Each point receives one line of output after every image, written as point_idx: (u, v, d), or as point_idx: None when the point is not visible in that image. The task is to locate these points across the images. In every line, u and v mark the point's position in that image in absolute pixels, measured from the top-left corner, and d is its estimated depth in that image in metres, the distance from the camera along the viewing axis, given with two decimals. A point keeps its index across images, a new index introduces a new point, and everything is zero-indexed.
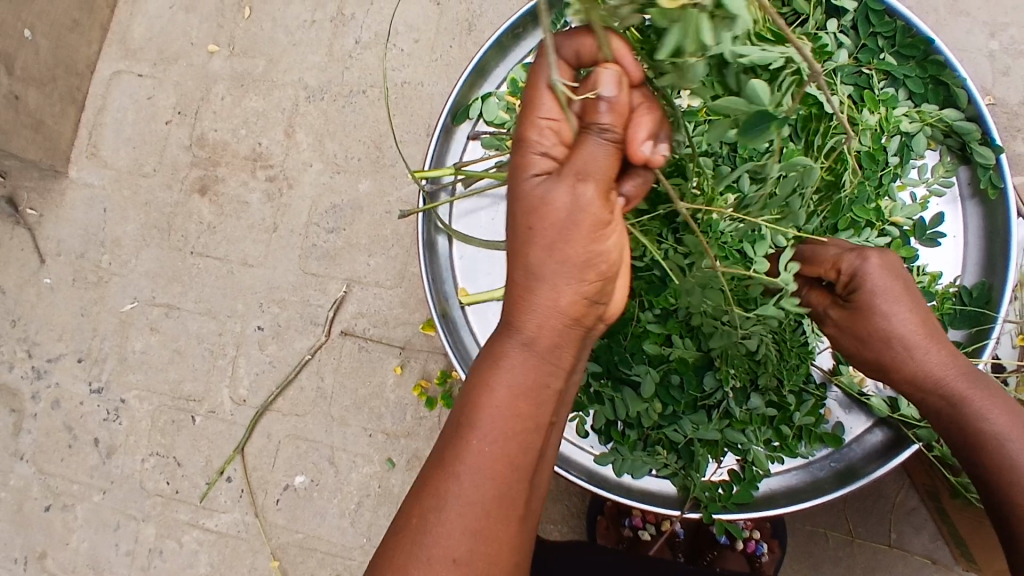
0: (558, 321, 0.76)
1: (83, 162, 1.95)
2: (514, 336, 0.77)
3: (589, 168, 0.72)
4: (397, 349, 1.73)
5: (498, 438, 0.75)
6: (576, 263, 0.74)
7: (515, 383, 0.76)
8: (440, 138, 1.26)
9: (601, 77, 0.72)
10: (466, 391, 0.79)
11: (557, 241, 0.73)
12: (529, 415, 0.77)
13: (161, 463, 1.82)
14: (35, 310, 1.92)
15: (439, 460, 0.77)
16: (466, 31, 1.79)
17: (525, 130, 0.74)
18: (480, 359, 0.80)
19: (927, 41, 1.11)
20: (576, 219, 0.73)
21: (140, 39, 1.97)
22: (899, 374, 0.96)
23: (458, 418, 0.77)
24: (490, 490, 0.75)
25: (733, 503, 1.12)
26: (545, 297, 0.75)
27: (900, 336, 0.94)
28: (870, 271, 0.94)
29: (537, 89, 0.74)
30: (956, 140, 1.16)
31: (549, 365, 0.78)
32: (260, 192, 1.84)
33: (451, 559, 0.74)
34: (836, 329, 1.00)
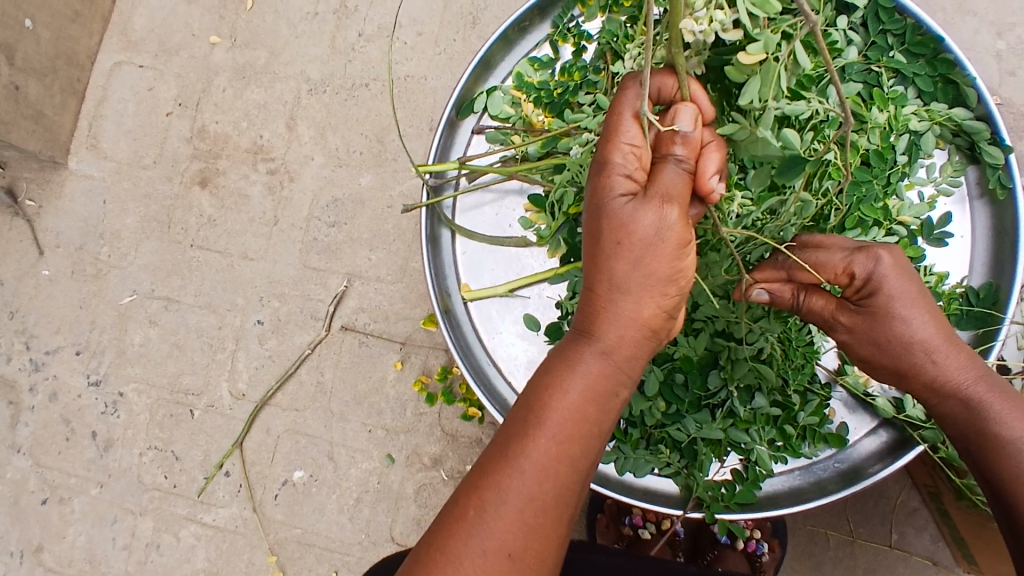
0: (637, 332, 0.81)
1: (82, 154, 1.94)
2: (592, 343, 0.81)
3: (669, 191, 0.78)
4: (397, 344, 1.72)
5: (565, 437, 0.78)
6: (660, 278, 0.79)
7: (588, 387, 0.80)
8: (444, 132, 1.24)
9: (682, 113, 0.79)
10: (535, 389, 0.81)
11: (642, 255, 0.78)
12: (596, 419, 0.81)
13: (159, 457, 1.81)
14: (33, 302, 1.91)
15: (500, 454, 0.78)
16: (470, 25, 1.78)
17: (611, 153, 0.79)
18: (551, 362, 0.83)
19: (938, 38, 1.10)
20: (661, 238, 0.78)
21: (141, 29, 1.96)
22: (916, 378, 0.95)
23: (529, 416, 0.79)
24: (551, 489, 0.77)
25: (736, 503, 1.11)
26: (626, 308, 0.80)
27: (918, 339, 0.92)
28: (887, 275, 0.90)
29: (622, 117, 0.79)
30: (965, 139, 1.14)
31: (621, 374, 0.82)
32: (261, 185, 1.83)
33: (505, 553, 0.75)
34: (849, 337, 0.97)
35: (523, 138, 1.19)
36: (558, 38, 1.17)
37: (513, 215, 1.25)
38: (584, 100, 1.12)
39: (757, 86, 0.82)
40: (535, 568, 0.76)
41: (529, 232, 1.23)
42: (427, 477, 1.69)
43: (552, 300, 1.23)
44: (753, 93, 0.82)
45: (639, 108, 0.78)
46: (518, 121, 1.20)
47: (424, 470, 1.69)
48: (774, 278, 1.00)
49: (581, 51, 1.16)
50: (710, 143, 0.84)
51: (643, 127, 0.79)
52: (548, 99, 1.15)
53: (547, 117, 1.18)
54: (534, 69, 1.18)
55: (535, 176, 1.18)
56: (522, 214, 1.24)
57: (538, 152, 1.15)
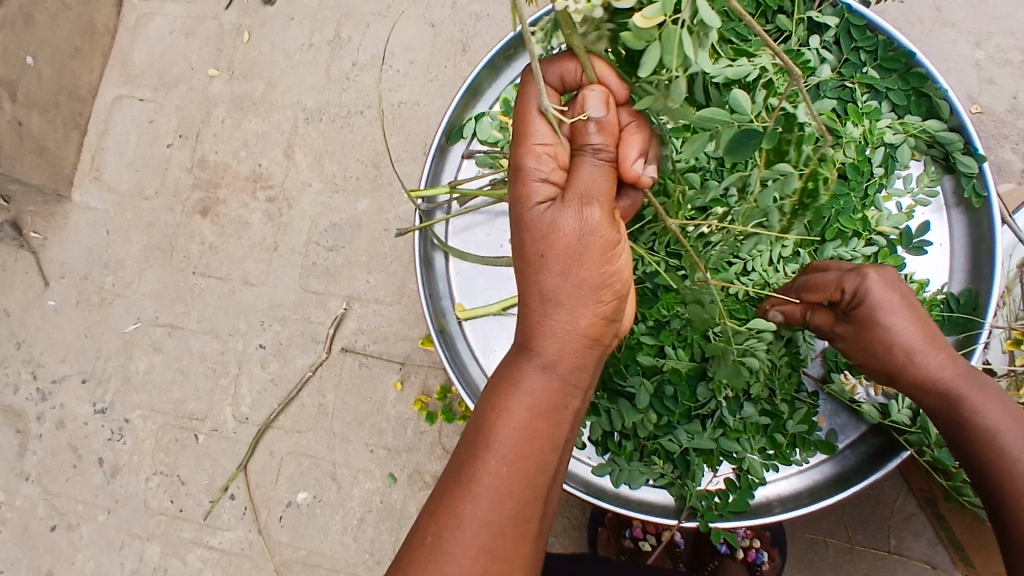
0: (576, 341, 0.85)
1: (86, 186, 1.99)
2: (532, 359, 0.85)
3: (590, 185, 0.81)
4: (397, 364, 1.75)
5: (516, 454, 0.81)
6: (591, 285, 0.84)
7: (533, 402, 0.84)
8: (435, 157, 1.28)
9: (590, 97, 0.81)
10: (480, 416, 0.85)
11: (570, 264, 0.82)
12: (549, 433, 0.84)
13: (164, 482, 1.83)
14: (39, 332, 1.95)
15: (455, 481, 0.81)
16: (461, 51, 1.82)
17: (525, 155, 0.83)
18: (494, 386, 0.87)
19: (909, 54, 1.14)
20: (587, 242, 0.82)
21: (141, 64, 2.01)
22: (902, 376, 0.97)
23: (476, 441, 0.83)
24: (509, 507, 0.80)
25: (730, 512, 1.13)
26: (561, 320, 0.84)
27: (904, 342, 0.96)
28: (873, 286, 0.96)
29: (529, 115, 0.82)
30: (939, 150, 1.18)
31: (565, 384, 0.86)
32: (260, 212, 1.87)
33: (468, 574, 0.78)
34: (847, 346, 1.02)
35: (511, 161, 1.23)
36: None
37: (505, 236, 1.29)
38: None
39: (658, 53, 0.73)
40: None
41: None
42: (428, 496, 1.71)
43: None
44: (656, 63, 0.73)
45: (540, 103, 0.80)
46: (506, 145, 1.24)
47: (426, 489, 1.71)
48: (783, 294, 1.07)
49: None
50: (628, 127, 0.88)
51: (550, 123, 0.81)
52: None
53: None
54: None
55: None
56: None
57: None
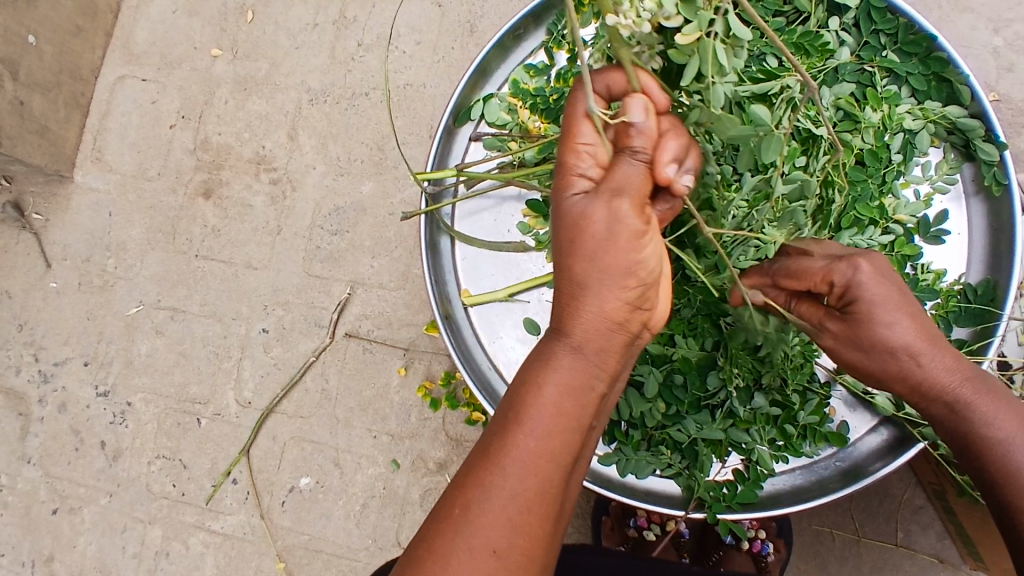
0: (604, 324, 0.82)
1: (87, 167, 1.96)
2: (565, 340, 0.83)
3: (623, 184, 0.80)
4: (401, 350, 1.74)
5: (545, 435, 0.80)
6: (618, 271, 0.81)
7: (564, 383, 0.82)
8: (442, 139, 1.26)
9: (633, 104, 0.81)
10: (513, 388, 0.84)
11: (597, 250, 0.80)
12: (575, 414, 0.82)
13: (166, 466, 1.83)
14: (41, 315, 1.93)
15: (485, 455, 0.81)
16: (467, 32, 1.79)
17: (568, 155, 0.84)
18: (529, 360, 0.85)
19: (930, 37, 1.10)
20: (614, 232, 0.80)
21: (144, 44, 1.98)
22: (903, 383, 0.93)
23: (509, 417, 0.82)
24: (532, 485, 0.79)
25: (738, 504, 1.11)
26: (592, 303, 0.81)
27: (906, 340, 0.91)
28: (866, 282, 0.90)
29: (574, 118, 0.84)
30: (960, 136, 1.15)
31: (595, 368, 0.83)
32: (263, 195, 1.85)
33: (491, 549, 0.78)
34: (835, 342, 0.97)
35: (521, 144, 1.20)
36: (553, 45, 1.19)
37: (512, 221, 1.26)
38: None
39: (694, 66, 0.81)
40: (523, 564, 0.79)
41: (528, 238, 1.24)
42: (432, 482, 1.70)
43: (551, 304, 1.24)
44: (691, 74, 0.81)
45: (587, 108, 0.82)
46: (515, 128, 1.21)
47: (429, 475, 1.70)
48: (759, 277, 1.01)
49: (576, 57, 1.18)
50: (670, 131, 0.84)
51: (595, 126, 0.82)
52: (544, 105, 1.16)
53: (543, 123, 1.19)
54: (530, 75, 1.21)
55: (532, 181, 1.18)
56: (520, 219, 1.25)
57: (536, 157, 1.17)
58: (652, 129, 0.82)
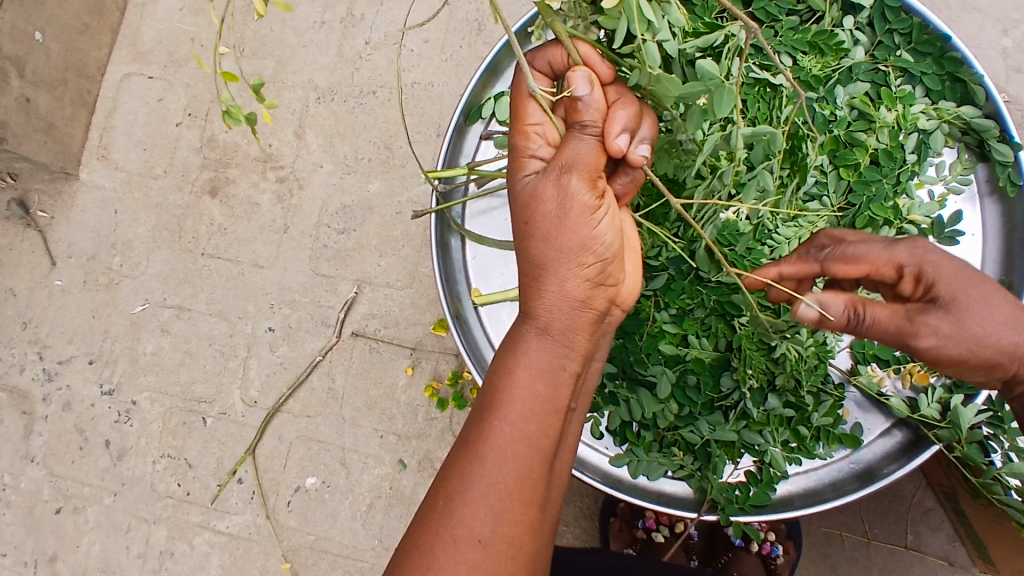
0: (567, 304, 0.85)
1: (93, 165, 1.95)
2: (533, 323, 0.85)
3: (574, 159, 0.82)
4: (408, 350, 1.73)
5: (518, 417, 0.81)
6: (576, 249, 0.83)
7: (534, 364, 0.84)
8: (452, 138, 1.26)
9: (577, 79, 0.83)
10: (490, 380, 0.86)
11: (553, 230, 0.83)
12: (546, 395, 0.83)
13: (172, 465, 1.82)
14: (46, 313, 1.92)
15: (462, 446, 0.82)
16: (476, 31, 1.79)
17: (519, 137, 0.86)
18: (502, 351, 0.88)
19: (945, 37, 1.09)
20: (566, 208, 0.82)
21: (150, 41, 1.98)
22: (1015, 363, 0.91)
23: (483, 407, 0.82)
24: (510, 469, 0.79)
25: (751, 505, 1.11)
26: (550, 280, 0.85)
27: (1001, 318, 0.91)
28: (940, 261, 0.91)
29: (518, 100, 0.86)
30: (974, 137, 1.14)
31: (561, 348, 0.85)
32: (270, 193, 1.84)
33: (476, 539, 0.77)
34: (938, 341, 0.89)
35: None
36: None
37: None
38: None
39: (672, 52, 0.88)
40: (510, 552, 0.78)
41: None
42: None
43: None
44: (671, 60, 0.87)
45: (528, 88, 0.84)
46: None
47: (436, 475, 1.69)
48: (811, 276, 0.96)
49: None
50: (617, 102, 0.85)
51: (540, 105, 0.85)
52: None
53: None
54: None
55: None
56: None
57: None
58: (600, 101, 0.83)
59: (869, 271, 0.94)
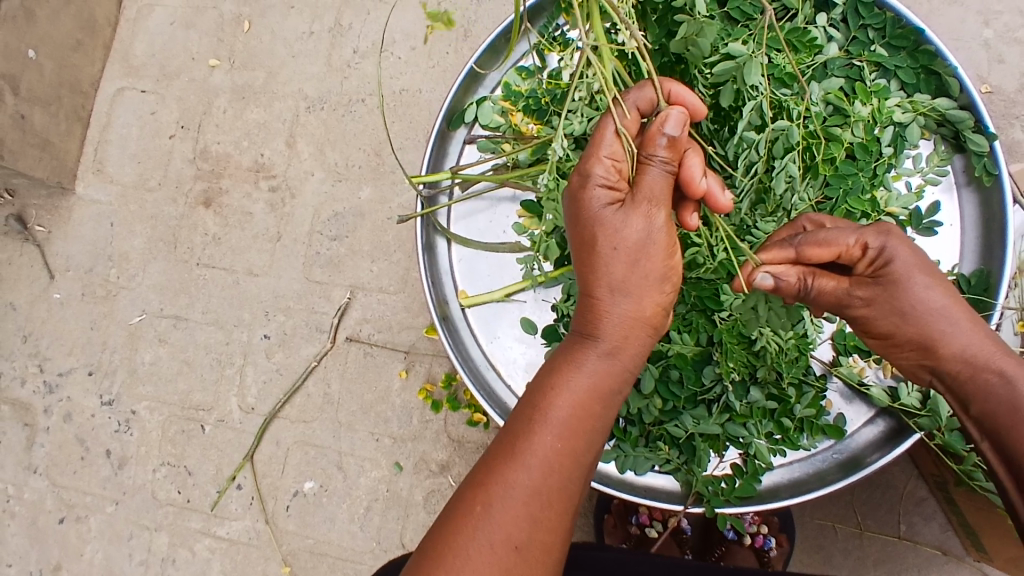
0: (635, 330, 0.88)
1: (89, 179, 1.98)
2: (593, 344, 0.88)
3: (654, 189, 0.87)
4: (401, 353, 1.75)
5: (568, 433, 0.83)
6: (656, 278, 0.88)
7: (591, 385, 0.86)
8: (436, 142, 1.27)
9: (669, 118, 0.87)
10: (539, 389, 0.86)
11: (637, 257, 0.86)
12: (597, 417, 0.86)
13: (172, 473, 1.84)
14: (45, 325, 1.95)
15: (507, 450, 0.83)
16: (462, 37, 1.81)
17: (593, 162, 0.89)
18: (554, 365, 0.89)
19: (918, 30, 1.11)
20: (650, 241, 0.87)
21: (142, 56, 2.01)
22: (945, 350, 0.93)
23: (533, 415, 0.84)
24: (557, 480, 0.81)
25: (736, 497, 1.12)
26: (623, 307, 0.87)
27: (937, 307, 0.92)
28: (901, 247, 0.92)
29: (603, 132, 0.90)
30: (949, 128, 1.15)
31: (620, 372, 0.88)
32: (263, 203, 1.87)
33: (512, 545, 0.78)
34: (867, 310, 0.95)
35: (514, 146, 1.22)
36: (545, 47, 1.20)
37: (507, 221, 1.28)
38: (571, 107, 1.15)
39: None
40: (542, 559, 0.79)
41: (523, 237, 1.26)
42: (434, 484, 1.71)
43: (547, 303, 1.25)
44: None
45: (613, 123, 0.90)
46: (507, 130, 1.23)
47: (432, 477, 1.71)
48: (780, 260, 0.98)
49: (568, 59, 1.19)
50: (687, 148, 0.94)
51: (621, 141, 0.89)
52: (535, 107, 1.18)
53: (535, 124, 1.21)
54: (522, 78, 1.21)
55: (526, 182, 1.21)
56: (516, 220, 1.27)
57: (530, 159, 1.18)
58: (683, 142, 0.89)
59: (838, 252, 0.94)
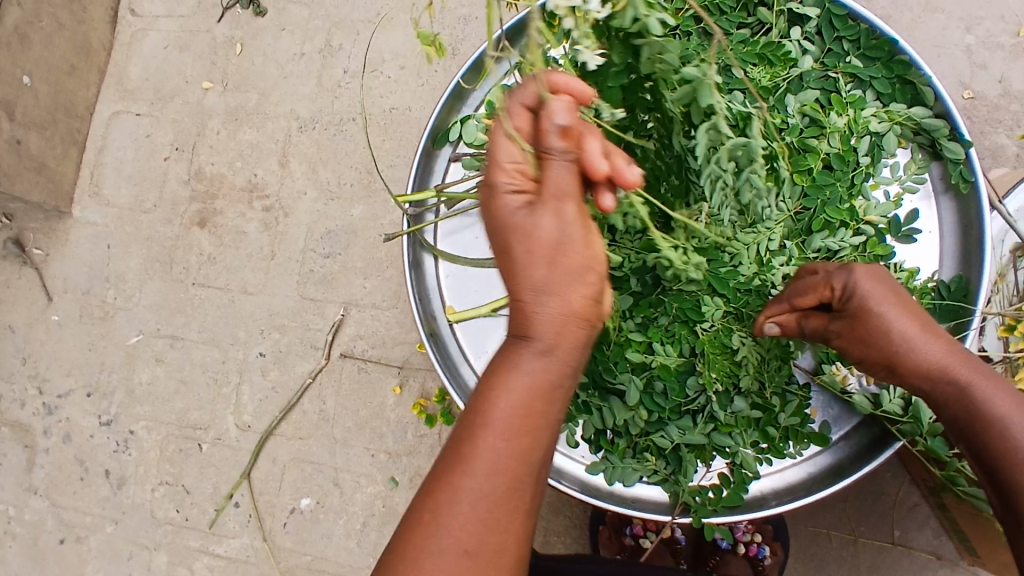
0: (572, 323, 0.78)
1: (86, 202, 2.01)
2: (524, 341, 0.78)
3: (560, 185, 0.78)
4: (395, 368, 1.76)
5: (511, 435, 0.75)
6: (581, 269, 0.78)
7: (528, 382, 0.76)
8: (421, 160, 1.30)
9: (558, 104, 0.76)
10: (472, 399, 0.78)
11: (555, 250, 0.77)
12: (543, 413, 0.77)
13: (170, 492, 1.85)
14: (44, 347, 1.97)
15: (448, 463, 0.76)
16: (450, 55, 1.83)
17: (494, 173, 0.80)
18: (489, 368, 0.79)
19: (891, 41, 1.13)
20: (567, 233, 0.78)
21: (137, 80, 2.04)
22: (908, 369, 0.93)
23: (473, 420, 0.76)
24: (503, 487, 0.75)
25: (724, 506, 1.13)
26: (551, 301, 0.77)
27: (899, 328, 0.93)
28: (863, 280, 0.94)
29: (498, 137, 0.80)
30: (925, 137, 1.17)
31: (562, 366, 0.78)
32: (257, 222, 1.89)
33: (464, 554, 0.73)
34: (842, 342, 0.97)
35: None
36: None
37: None
38: None
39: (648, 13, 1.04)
40: (497, 566, 0.74)
41: None
42: None
43: None
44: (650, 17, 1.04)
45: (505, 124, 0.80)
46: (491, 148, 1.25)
47: None
48: (778, 309, 1.02)
49: None
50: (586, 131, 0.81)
51: (516, 143, 0.79)
52: None
53: None
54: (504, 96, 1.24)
55: None
56: None
57: None
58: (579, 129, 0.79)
59: (812, 295, 0.97)
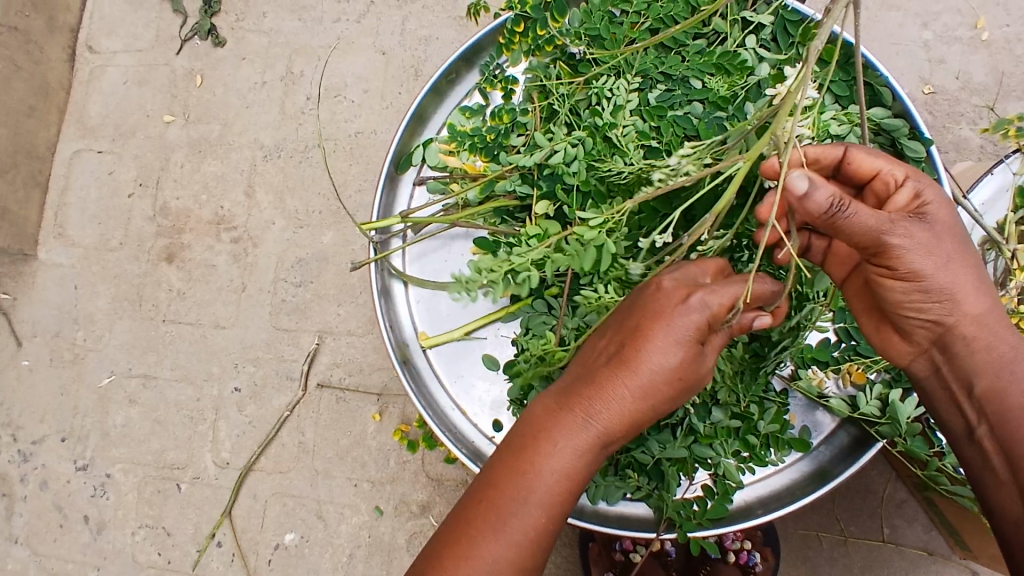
0: (624, 432, 0.88)
1: (51, 243, 1.97)
2: (584, 426, 0.87)
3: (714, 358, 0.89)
4: (374, 396, 1.74)
5: (546, 513, 0.86)
6: (666, 406, 0.89)
7: (574, 466, 0.87)
8: (386, 186, 1.28)
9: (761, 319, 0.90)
10: (522, 451, 0.87)
11: (669, 388, 0.86)
12: (572, 497, 0.89)
13: (151, 535, 1.81)
14: (15, 393, 1.92)
15: (483, 508, 0.86)
16: (413, 76, 1.83)
17: (711, 303, 0.85)
18: (542, 426, 0.88)
19: (847, 44, 1.14)
20: (687, 381, 0.87)
21: (97, 116, 2.01)
22: (967, 313, 0.93)
23: (516, 479, 0.86)
24: (528, 559, 0.85)
25: (708, 519, 1.11)
26: (626, 408, 0.87)
27: (968, 266, 0.92)
28: (936, 195, 0.92)
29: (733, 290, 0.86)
30: (886, 137, 1.16)
31: (596, 460, 0.89)
32: (226, 254, 1.86)
33: None
34: (906, 247, 0.88)
35: (462, 184, 1.22)
36: (486, 85, 1.21)
37: (463, 259, 1.28)
38: (517, 141, 1.16)
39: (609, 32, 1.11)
40: None
41: None
42: (417, 525, 1.69)
43: (508, 338, 1.26)
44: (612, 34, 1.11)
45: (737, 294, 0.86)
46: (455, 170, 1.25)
47: (413, 519, 1.69)
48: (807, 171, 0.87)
49: (509, 94, 1.20)
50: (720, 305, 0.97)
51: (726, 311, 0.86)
52: (481, 145, 1.16)
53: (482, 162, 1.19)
54: (465, 117, 1.21)
55: (477, 221, 1.24)
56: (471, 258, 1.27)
57: (479, 198, 1.20)
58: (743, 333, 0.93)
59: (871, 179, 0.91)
